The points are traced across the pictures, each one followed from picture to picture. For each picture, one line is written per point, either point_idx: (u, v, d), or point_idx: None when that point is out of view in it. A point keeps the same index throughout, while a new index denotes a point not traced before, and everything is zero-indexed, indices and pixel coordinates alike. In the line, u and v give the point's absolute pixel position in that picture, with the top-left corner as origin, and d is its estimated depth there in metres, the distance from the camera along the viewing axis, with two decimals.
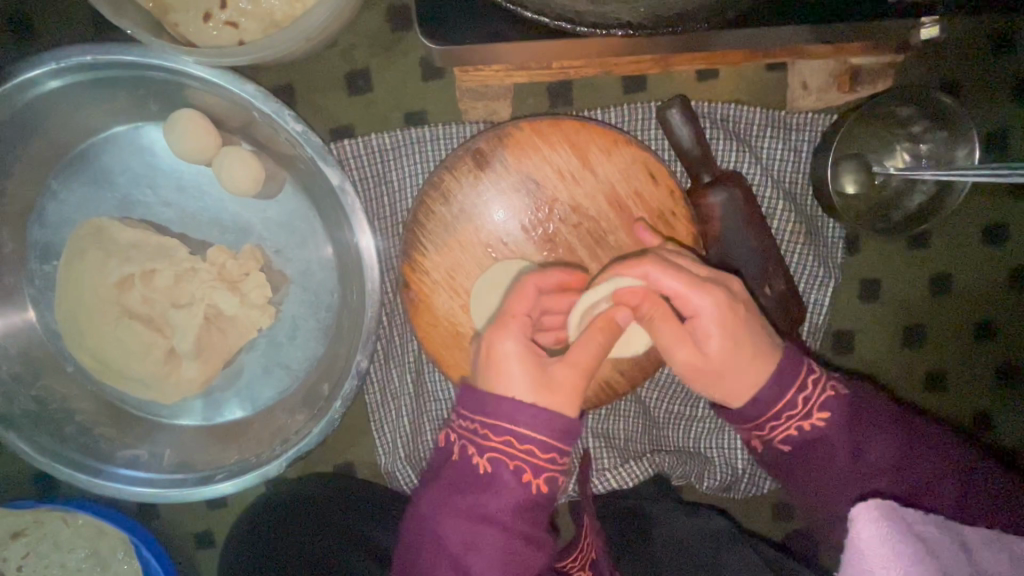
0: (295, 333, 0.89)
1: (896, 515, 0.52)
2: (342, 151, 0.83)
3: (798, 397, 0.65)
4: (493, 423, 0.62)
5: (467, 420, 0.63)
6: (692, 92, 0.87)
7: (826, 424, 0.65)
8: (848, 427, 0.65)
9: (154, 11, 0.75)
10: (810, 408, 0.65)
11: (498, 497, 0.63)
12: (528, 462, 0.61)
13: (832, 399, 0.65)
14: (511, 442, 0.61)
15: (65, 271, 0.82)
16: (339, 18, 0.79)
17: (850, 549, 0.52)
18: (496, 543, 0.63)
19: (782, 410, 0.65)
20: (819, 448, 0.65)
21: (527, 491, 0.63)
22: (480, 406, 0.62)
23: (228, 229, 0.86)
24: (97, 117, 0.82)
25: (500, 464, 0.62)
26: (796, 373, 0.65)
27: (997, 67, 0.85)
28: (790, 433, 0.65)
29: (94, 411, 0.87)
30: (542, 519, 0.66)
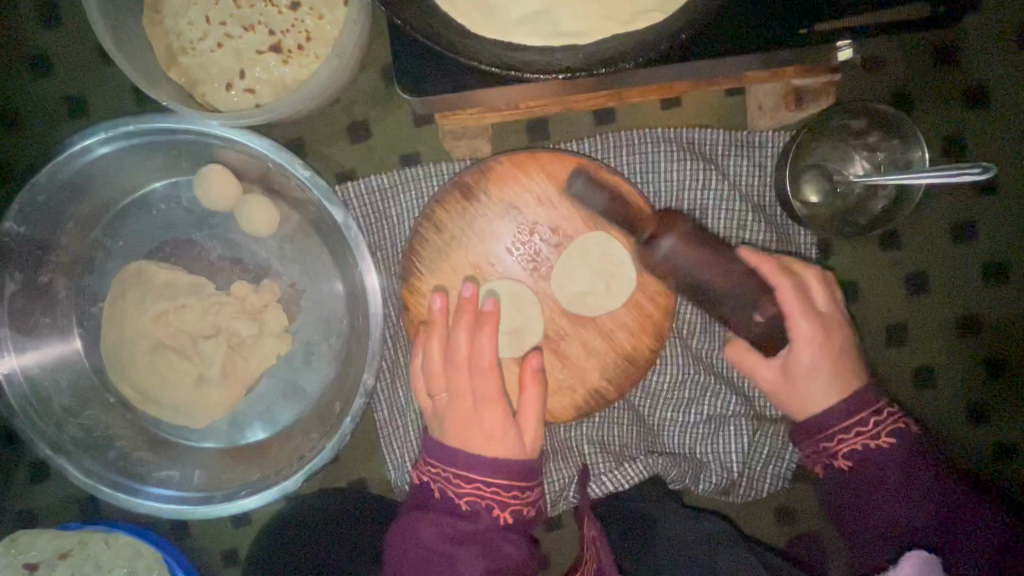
0: (310, 357, 0.98)
1: (934, 570, 0.56)
2: (346, 193, 0.94)
3: (857, 421, 0.73)
4: (461, 471, 0.75)
5: (438, 466, 0.76)
6: (657, 119, 0.96)
7: (889, 448, 0.72)
8: (902, 467, 0.71)
9: (185, 84, 0.89)
10: (876, 430, 0.73)
11: (473, 522, 0.73)
12: (496, 496, 0.74)
13: (889, 434, 0.72)
14: (488, 480, 0.74)
15: (111, 309, 0.93)
16: (339, 80, 0.91)
17: None
18: (473, 548, 0.72)
19: (851, 424, 0.73)
20: (873, 470, 0.72)
21: (500, 520, 0.74)
22: (444, 451, 0.76)
23: (249, 266, 0.97)
24: (139, 175, 0.95)
25: (474, 500, 0.74)
26: (870, 401, 0.74)
27: (942, 78, 0.92)
28: (855, 448, 0.73)
29: (132, 437, 0.97)
30: (512, 532, 0.75)
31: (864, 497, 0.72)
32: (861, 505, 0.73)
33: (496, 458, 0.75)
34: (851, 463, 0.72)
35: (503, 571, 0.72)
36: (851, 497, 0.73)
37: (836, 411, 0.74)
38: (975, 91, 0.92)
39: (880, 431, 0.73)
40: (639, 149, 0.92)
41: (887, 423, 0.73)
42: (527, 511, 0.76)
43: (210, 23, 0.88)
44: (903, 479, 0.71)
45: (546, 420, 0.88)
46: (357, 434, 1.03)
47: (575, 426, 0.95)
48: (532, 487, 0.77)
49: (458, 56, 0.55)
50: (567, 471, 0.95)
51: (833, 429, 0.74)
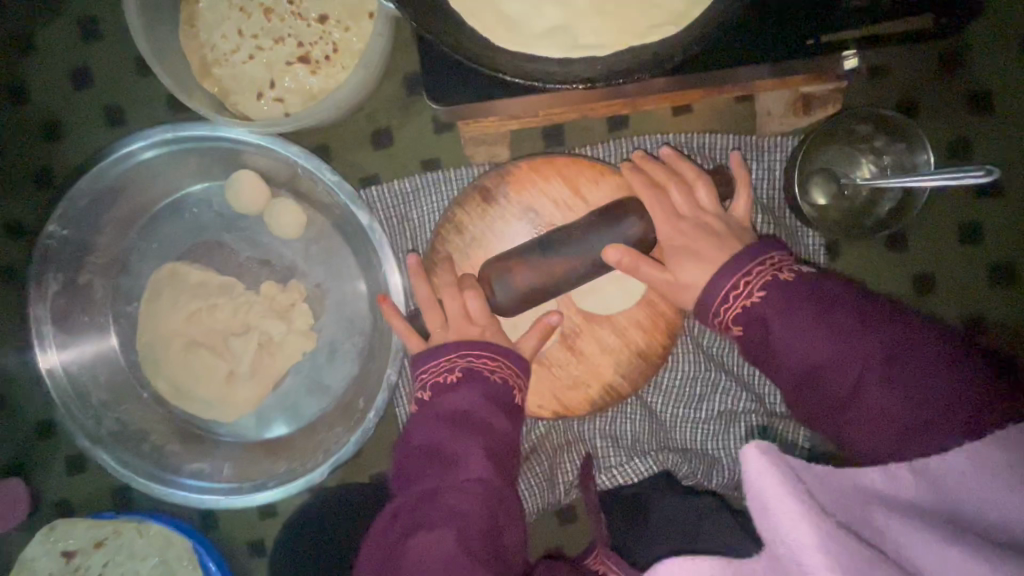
0: (334, 354, 1.02)
1: (786, 460, 0.47)
2: (369, 196, 0.97)
3: (733, 292, 0.68)
4: (451, 353, 0.76)
5: (434, 366, 0.77)
6: (668, 125, 0.99)
7: (763, 299, 0.66)
8: (784, 317, 0.64)
9: (219, 94, 0.94)
10: (750, 288, 0.67)
11: (469, 388, 0.73)
12: (480, 366, 0.76)
13: (761, 288, 0.67)
14: (471, 352, 0.76)
15: (146, 308, 0.98)
16: (364, 89, 0.95)
17: (753, 499, 0.47)
18: (471, 422, 0.71)
19: (730, 290, 0.68)
20: (760, 323, 0.66)
21: (493, 380, 0.75)
22: (439, 354, 0.77)
23: (276, 267, 1.01)
24: (173, 181, 1.00)
25: (466, 367, 0.75)
26: (749, 261, 0.68)
27: (947, 83, 0.95)
28: (736, 311, 0.68)
29: (165, 431, 1.01)
30: (507, 404, 0.74)
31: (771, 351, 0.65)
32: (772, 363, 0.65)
33: (474, 345, 0.77)
34: (745, 328, 0.67)
35: (504, 447, 0.71)
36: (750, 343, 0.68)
37: (715, 288, 0.69)
38: (980, 95, 0.95)
39: (755, 287, 0.67)
40: (652, 155, 0.96)
41: (759, 280, 0.67)
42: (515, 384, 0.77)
43: (242, 37, 0.93)
44: (781, 307, 0.64)
45: (562, 415, 0.92)
46: (378, 429, 1.07)
47: (589, 422, 0.99)
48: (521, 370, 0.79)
49: (484, 69, 0.59)
50: (577, 463, 1.00)
51: (720, 301, 0.69)
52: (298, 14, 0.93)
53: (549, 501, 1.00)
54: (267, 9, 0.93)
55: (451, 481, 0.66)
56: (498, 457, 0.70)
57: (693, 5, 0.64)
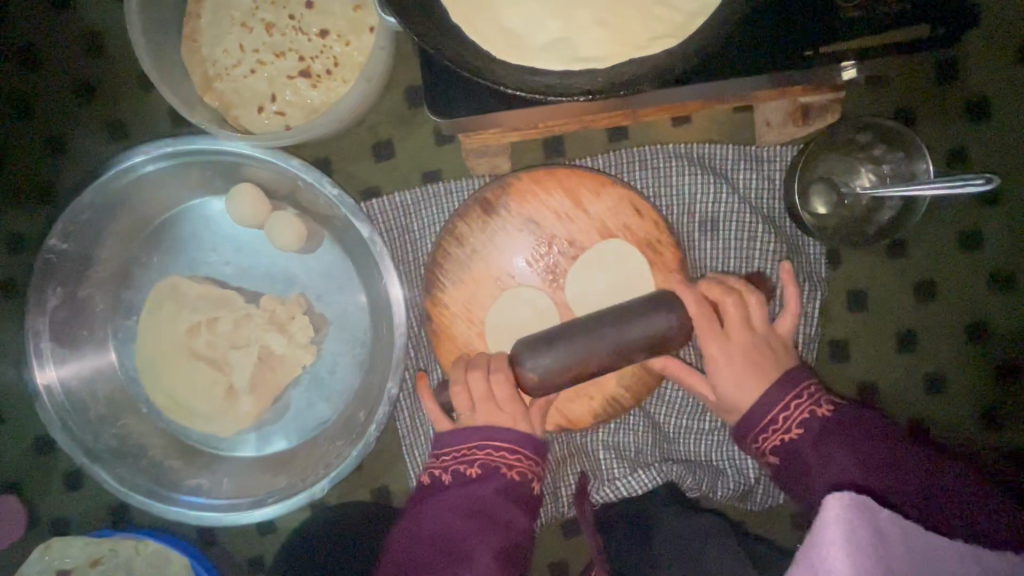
0: (335, 368, 1.01)
1: (868, 511, 0.52)
2: (371, 209, 0.98)
3: (771, 419, 0.72)
4: (474, 442, 0.76)
5: (449, 453, 0.77)
6: (668, 136, 1.00)
7: (801, 438, 0.70)
8: (820, 444, 0.68)
9: (220, 108, 0.94)
10: (787, 424, 0.71)
11: (485, 484, 0.74)
12: (499, 458, 0.76)
13: (798, 424, 0.71)
14: (491, 445, 0.76)
15: (145, 322, 0.97)
16: (365, 102, 0.96)
17: (815, 533, 0.52)
18: (480, 520, 0.71)
19: (773, 414, 0.72)
20: (798, 460, 0.69)
21: (510, 478, 0.75)
22: (456, 440, 0.77)
23: (278, 280, 1.01)
24: (173, 194, 1.00)
25: (485, 467, 0.76)
26: (798, 381, 0.73)
27: (944, 92, 0.95)
28: (777, 442, 0.71)
29: (163, 446, 1.00)
30: (524, 506, 0.75)
31: (808, 470, 0.68)
32: (803, 472, 0.69)
33: (493, 435, 0.76)
34: (781, 460, 0.71)
35: (514, 543, 0.72)
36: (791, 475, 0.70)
37: (762, 410, 0.73)
38: (977, 104, 0.96)
39: (790, 424, 0.71)
40: (652, 165, 0.96)
41: (795, 415, 0.71)
42: (534, 482, 0.77)
43: (244, 51, 0.94)
44: (821, 453, 0.68)
45: (565, 427, 0.92)
46: (379, 442, 1.06)
47: (592, 433, 0.99)
48: (538, 456, 0.79)
49: (487, 82, 0.59)
50: (579, 475, 0.99)
51: (760, 425, 0.73)
52: (299, 28, 0.93)
53: (553, 514, 0.99)
54: (269, 24, 0.94)
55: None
56: (510, 556, 0.71)
57: (693, 15, 0.64)
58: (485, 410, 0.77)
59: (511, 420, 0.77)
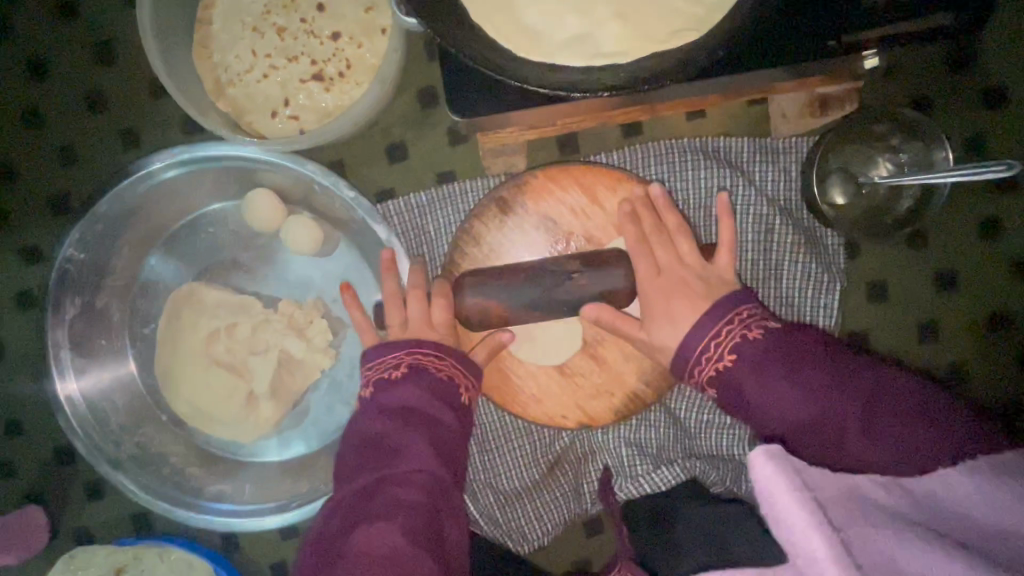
0: (354, 371, 1.01)
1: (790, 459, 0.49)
2: (386, 210, 0.97)
3: (706, 348, 0.69)
4: (398, 352, 0.75)
5: (381, 366, 0.75)
6: (682, 130, 0.99)
7: (734, 362, 0.66)
8: (756, 367, 0.65)
9: (233, 114, 0.94)
10: (719, 352, 0.68)
11: (410, 386, 0.71)
12: (397, 366, 0.75)
13: (732, 350, 0.67)
14: (420, 352, 0.75)
15: (164, 330, 0.97)
16: (378, 104, 0.95)
17: (760, 500, 0.49)
18: (413, 418, 0.69)
19: (705, 346, 0.69)
20: (735, 388, 0.66)
21: (437, 380, 0.73)
22: (382, 353, 0.76)
23: (294, 284, 1.01)
24: (187, 202, 0.99)
25: (413, 370, 0.73)
26: (728, 310, 0.70)
27: (960, 79, 0.95)
28: (713, 370, 0.68)
29: (184, 454, 1.00)
30: (453, 409, 0.72)
31: (745, 391, 0.65)
32: (743, 396, 0.66)
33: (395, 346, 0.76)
34: (719, 391, 0.68)
35: (447, 445, 0.69)
36: (735, 395, 0.67)
37: (692, 342, 0.70)
38: (993, 90, 0.95)
39: (723, 350, 0.68)
40: (667, 161, 0.96)
41: (730, 340, 0.68)
42: (465, 393, 0.76)
43: (256, 56, 0.94)
44: (758, 369, 0.65)
45: (586, 424, 0.92)
46: None
47: (612, 431, 0.99)
48: (469, 373, 0.78)
49: (509, 81, 0.59)
50: (603, 473, 1.00)
51: (696, 354, 0.70)
52: (311, 32, 0.93)
53: (578, 512, 1.00)
54: (280, 28, 0.94)
55: (393, 475, 0.63)
56: (441, 456, 0.67)
57: (713, 8, 0.63)
58: (416, 328, 0.79)
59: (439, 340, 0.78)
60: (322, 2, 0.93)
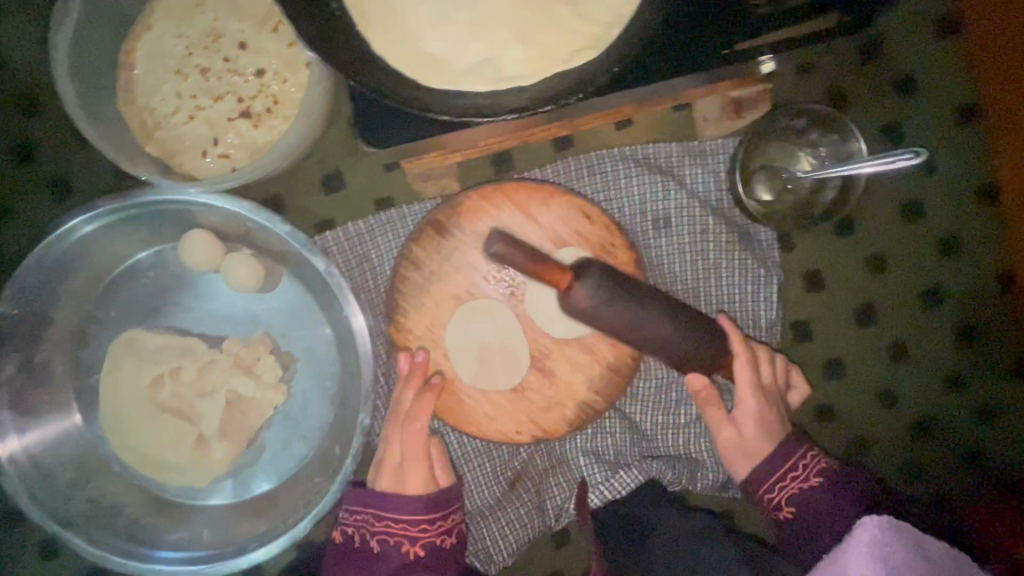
0: (307, 404, 1.01)
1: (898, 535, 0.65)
2: (325, 241, 0.97)
3: (790, 469, 0.83)
4: (367, 510, 0.85)
5: (354, 515, 0.86)
6: (613, 140, 1.01)
7: (814, 488, 0.82)
8: (833, 493, 0.81)
9: (164, 157, 0.94)
10: (806, 473, 0.83)
11: (386, 562, 0.82)
12: (405, 533, 0.84)
13: (816, 473, 0.83)
14: (389, 518, 0.84)
15: (106, 380, 0.95)
16: (308, 136, 0.96)
17: (842, 548, 0.66)
18: None
19: (785, 472, 0.83)
20: (812, 513, 0.81)
21: (410, 554, 0.83)
22: (357, 503, 0.86)
23: (240, 322, 1.00)
24: (123, 247, 0.98)
25: (384, 541, 0.84)
26: (795, 448, 0.84)
27: (873, 71, 0.99)
28: (792, 492, 0.83)
29: (139, 503, 0.98)
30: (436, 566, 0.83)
31: (825, 517, 0.80)
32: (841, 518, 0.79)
33: (405, 504, 0.84)
34: (796, 510, 0.82)
35: None
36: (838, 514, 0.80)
37: (763, 472, 0.85)
38: (905, 80, 0.99)
39: (810, 473, 0.83)
40: (599, 170, 0.98)
41: (814, 465, 0.83)
42: (444, 540, 0.85)
43: (182, 98, 0.93)
44: (831, 505, 0.80)
45: (541, 437, 0.93)
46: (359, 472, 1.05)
47: (569, 441, 0.99)
48: (435, 514, 0.84)
49: (410, 111, 0.59)
50: (565, 487, 0.99)
51: (774, 479, 0.84)
52: (234, 70, 0.93)
53: (542, 528, 0.99)
54: (204, 68, 0.93)
55: None
56: None
57: (609, 26, 0.65)
58: (414, 463, 0.86)
59: (416, 482, 0.86)
60: (243, 39, 0.93)
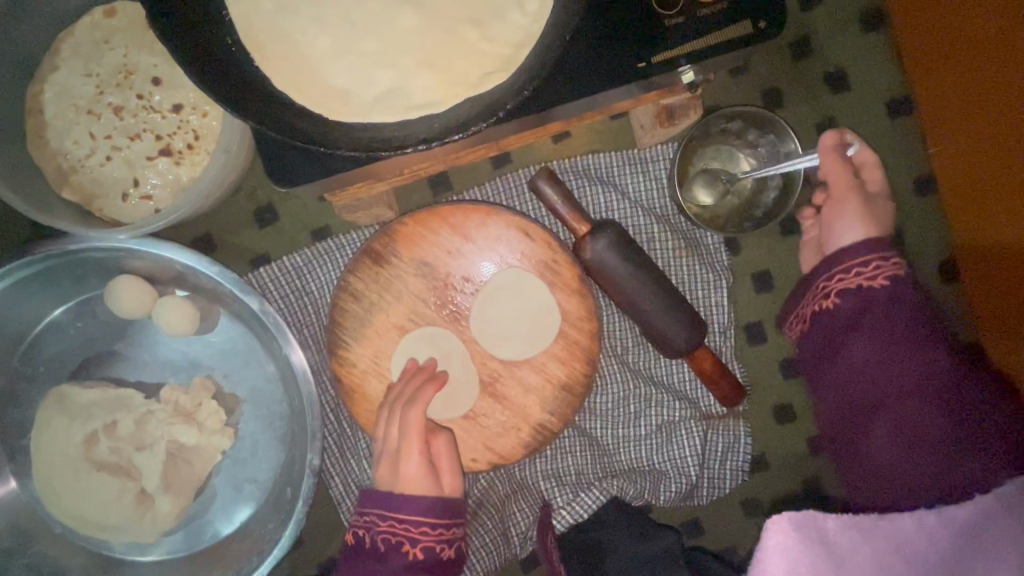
0: (256, 447, 0.97)
1: (807, 524, 0.64)
2: (260, 278, 0.94)
3: (863, 262, 0.82)
4: (378, 508, 0.79)
5: (363, 514, 0.81)
6: (552, 153, 1.00)
7: (884, 287, 0.81)
8: (868, 330, 0.80)
9: (81, 202, 0.89)
10: (874, 273, 0.81)
11: (387, 562, 0.77)
12: (406, 533, 0.78)
13: (881, 277, 0.81)
14: (393, 517, 0.78)
15: (38, 441, 0.90)
16: (235, 170, 0.92)
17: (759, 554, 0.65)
18: None
19: (852, 266, 0.83)
20: (864, 305, 0.81)
21: (411, 556, 0.77)
22: (375, 502, 0.80)
23: (180, 366, 0.96)
24: (48, 300, 0.94)
25: (387, 541, 0.78)
26: (882, 249, 0.82)
27: (804, 68, 1.00)
28: (842, 283, 0.83)
29: (84, 565, 0.94)
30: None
31: (832, 337, 0.83)
32: (836, 373, 0.83)
33: (416, 505, 0.78)
34: (839, 301, 0.83)
35: None
36: (845, 355, 0.81)
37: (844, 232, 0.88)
38: (836, 75, 1.00)
39: (877, 274, 0.81)
40: None
41: (880, 273, 0.81)
42: (442, 548, 0.78)
43: (96, 140, 0.89)
44: (848, 319, 0.82)
45: (498, 464, 0.90)
46: (317, 512, 1.01)
47: (529, 464, 0.97)
48: (447, 519, 0.80)
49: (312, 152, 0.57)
50: (530, 512, 0.97)
51: (847, 265, 0.83)
52: (149, 106, 0.89)
53: (508, 555, 0.97)
54: (117, 107, 0.89)
55: None
56: None
57: (518, 47, 0.64)
58: (412, 445, 0.81)
59: (422, 486, 0.80)
60: (156, 74, 0.89)
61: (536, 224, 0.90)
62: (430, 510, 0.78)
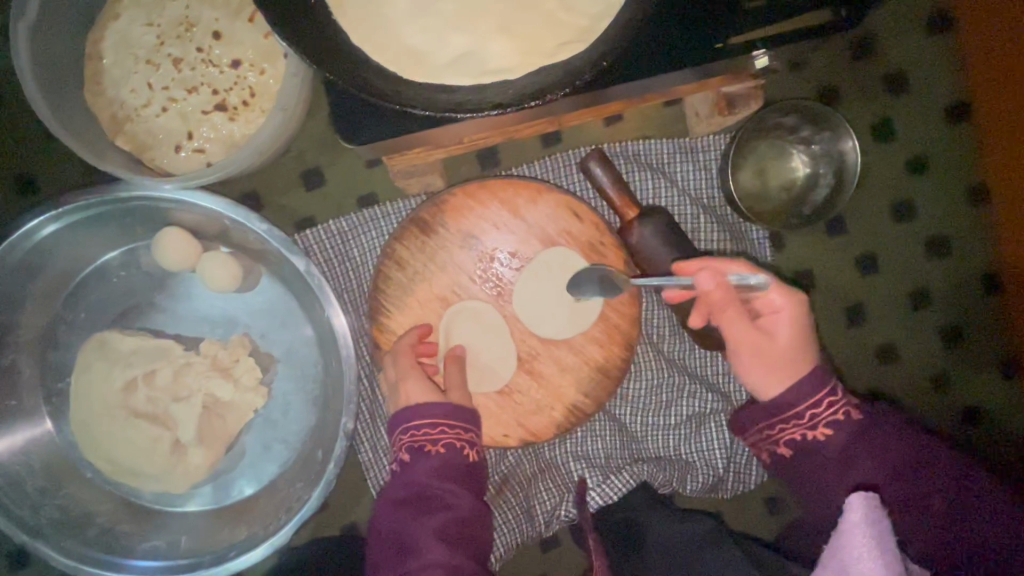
0: (288, 407, 0.98)
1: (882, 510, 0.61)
2: (306, 240, 0.94)
3: (813, 403, 0.71)
4: (401, 421, 0.80)
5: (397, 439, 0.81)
6: (602, 137, 0.99)
7: (831, 432, 0.70)
8: (853, 444, 0.70)
9: (134, 151, 0.90)
10: (817, 419, 0.71)
11: (416, 467, 0.76)
12: (426, 436, 0.78)
13: (828, 423, 0.71)
14: (414, 425, 0.79)
15: (77, 385, 0.91)
16: (287, 130, 0.92)
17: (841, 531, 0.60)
18: (424, 502, 0.75)
19: (802, 408, 0.72)
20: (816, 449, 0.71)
21: (436, 455, 0.77)
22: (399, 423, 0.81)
23: (217, 322, 0.97)
24: (93, 247, 0.94)
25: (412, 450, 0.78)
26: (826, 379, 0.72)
27: (863, 67, 0.98)
28: (795, 435, 0.72)
29: (112, 510, 0.95)
30: (464, 483, 0.77)
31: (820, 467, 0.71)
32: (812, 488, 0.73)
33: (433, 414, 0.79)
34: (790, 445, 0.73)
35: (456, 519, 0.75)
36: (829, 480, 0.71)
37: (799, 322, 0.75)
38: (896, 78, 0.98)
39: (817, 421, 0.71)
40: None
41: (826, 414, 0.71)
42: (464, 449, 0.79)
43: (153, 90, 0.89)
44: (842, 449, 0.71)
45: (530, 441, 0.91)
46: (342, 476, 1.02)
47: (558, 445, 0.98)
48: (465, 422, 0.80)
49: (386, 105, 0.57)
50: (557, 492, 0.97)
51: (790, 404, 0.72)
52: (207, 60, 0.89)
53: (533, 534, 0.97)
54: (176, 59, 0.89)
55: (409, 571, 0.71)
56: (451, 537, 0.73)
57: (599, 17, 0.63)
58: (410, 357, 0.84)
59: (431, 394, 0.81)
60: (217, 28, 0.89)
61: (584, 205, 0.89)
62: (450, 413, 0.79)
